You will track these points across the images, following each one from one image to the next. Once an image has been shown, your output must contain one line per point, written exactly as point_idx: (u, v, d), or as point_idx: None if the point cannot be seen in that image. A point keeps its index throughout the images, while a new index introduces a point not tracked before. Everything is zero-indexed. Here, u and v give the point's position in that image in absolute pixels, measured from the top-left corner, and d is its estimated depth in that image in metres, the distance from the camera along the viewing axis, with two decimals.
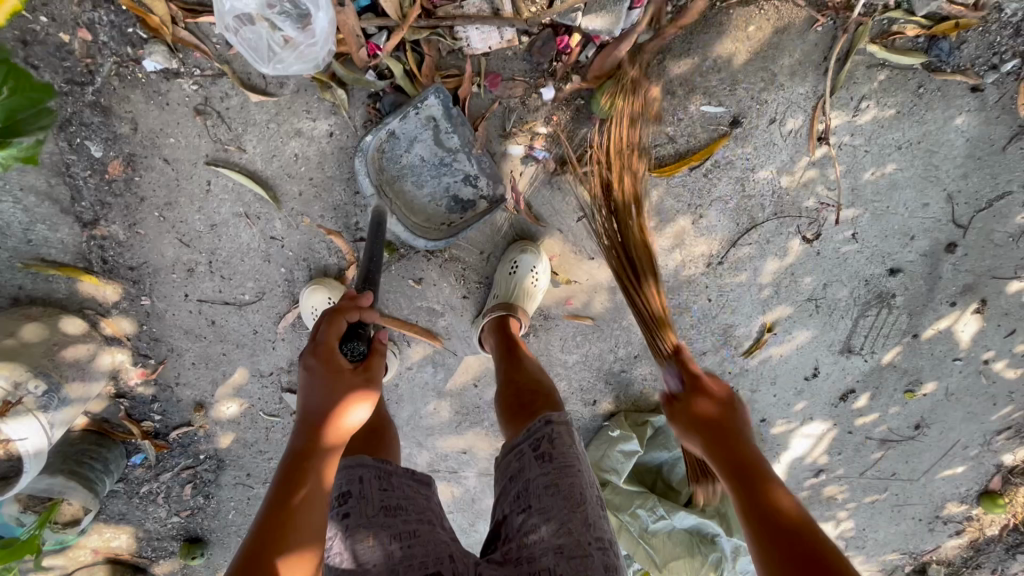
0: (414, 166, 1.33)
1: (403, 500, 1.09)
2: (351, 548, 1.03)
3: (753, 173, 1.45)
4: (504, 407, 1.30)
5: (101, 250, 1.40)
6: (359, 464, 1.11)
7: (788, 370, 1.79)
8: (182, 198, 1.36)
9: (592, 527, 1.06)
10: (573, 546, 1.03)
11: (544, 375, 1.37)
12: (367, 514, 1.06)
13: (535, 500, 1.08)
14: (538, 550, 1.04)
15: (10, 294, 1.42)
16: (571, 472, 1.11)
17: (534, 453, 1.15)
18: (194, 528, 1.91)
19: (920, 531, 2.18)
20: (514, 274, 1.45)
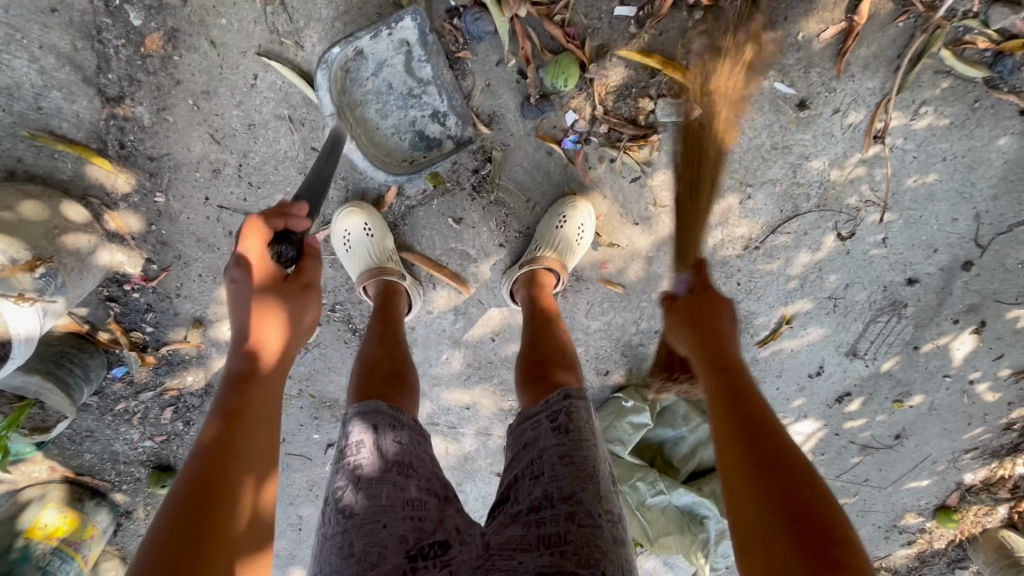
0: (378, 93, 1.26)
1: (414, 459, 1.03)
2: (361, 503, 0.95)
3: (806, 162, 1.46)
4: (523, 373, 1.21)
5: (120, 132, 1.27)
6: (379, 412, 1.08)
7: (794, 364, 1.83)
8: (222, 88, 1.25)
9: (603, 497, 0.97)
10: (584, 514, 0.94)
11: (569, 343, 1.29)
12: (380, 470, 0.99)
13: (549, 471, 0.99)
14: (548, 514, 0.95)
15: (6, 165, 1.27)
16: (586, 444, 1.02)
17: (550, 425, 1.05)
18: (166, 456, 1.78)
19: (876, 537, 2.29)
20: (561, 228, 1.41)
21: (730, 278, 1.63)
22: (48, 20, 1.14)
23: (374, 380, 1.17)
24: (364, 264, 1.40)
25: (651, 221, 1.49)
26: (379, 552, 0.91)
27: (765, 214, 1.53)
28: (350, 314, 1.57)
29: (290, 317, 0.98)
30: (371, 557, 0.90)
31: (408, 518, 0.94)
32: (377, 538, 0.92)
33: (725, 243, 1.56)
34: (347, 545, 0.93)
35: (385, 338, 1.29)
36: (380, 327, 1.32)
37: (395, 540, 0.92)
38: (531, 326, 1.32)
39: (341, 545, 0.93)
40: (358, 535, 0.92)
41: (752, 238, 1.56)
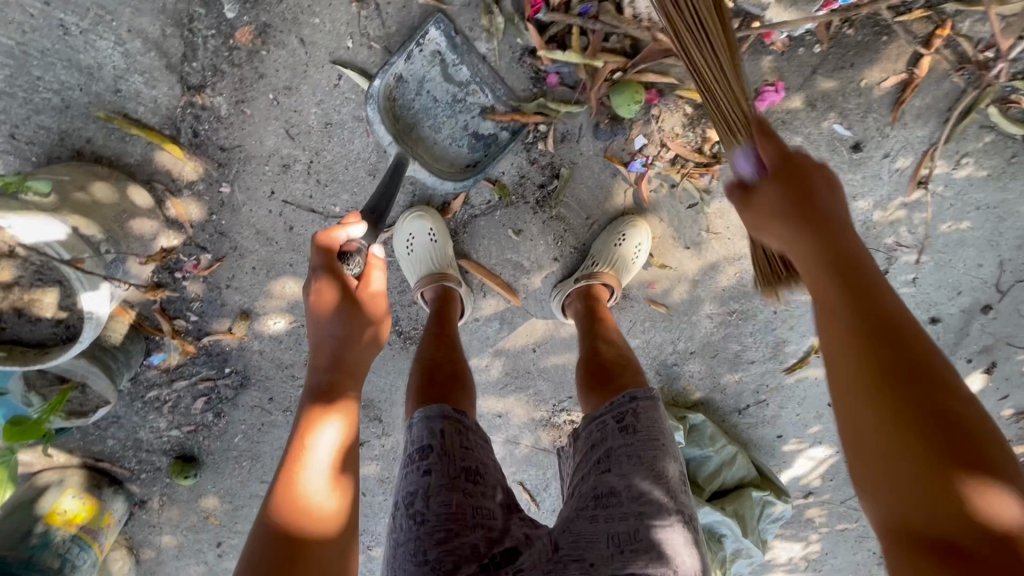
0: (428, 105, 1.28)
1: (482, 464, 0.98)
2: (433, 509, 0.91)
3: (852, 201, 1.53)
4: (585, 377, 1.19)
5: (196, 120, 1.26)
6: (445, 416, 1.02)
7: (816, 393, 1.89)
8: (305, 85, 1.26)
9: (674, 498, 0.93)
10: (655, 511, 0.90)
11: (631, 355, 1.23)
12: (448, 475, 0.94)
13: (618, 469, 0.95)
14: (616, 513, 0.90)
15: (75, 145, 1.25)
16: (656, 443, 0.98)
17: (617, 426, 1.01)
18: (190, 446, 1.75)
19: (871, 562, 2.37)
20: (620, 246, 1.45)
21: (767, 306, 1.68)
22: (141, 4, 1.14)
23: (433, 386, 1.13)
24: (422, 269, 1.42)
25: (702, 246, 1.55)
26: (453, 563, 0.87)
27: None
28: (398, 316, 1.58)
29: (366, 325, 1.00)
30: (447, 567, 0.87)
31: (478, 527, 0.91)
32: (451, 548, 0.88)
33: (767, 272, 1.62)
34: (419, 553, 0.89)
35: (439, 342, 1.27)
36: (435, 332, 1.30)
37: (468, 549, 0.88)
38: (589, 337, 1.32)
39: (414, 553, 0.89)
40: (432, 543, 0.89)
41: None
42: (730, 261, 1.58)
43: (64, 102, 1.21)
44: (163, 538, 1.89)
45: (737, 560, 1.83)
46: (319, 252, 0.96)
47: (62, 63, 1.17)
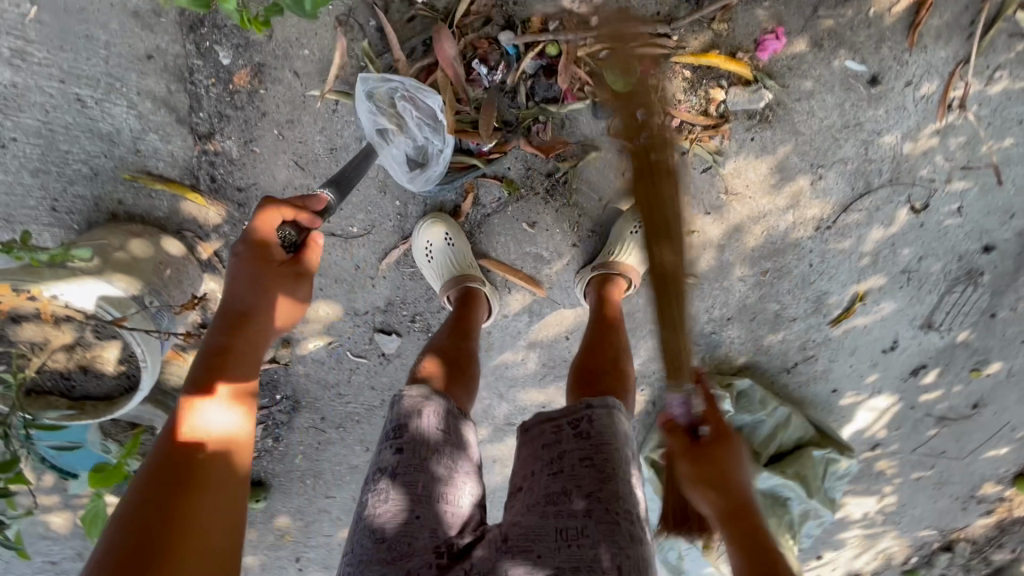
0: (413, 101, 1.28)
1: (449, 451, 1.03)
2: (395, 491, 0.96)
3: (878, 137, 1.45)
4: (574, 379, 1.18)
5: (211, 166, 1.33)
6: (415, 404, 1.05)
7: (868, 341, 1.81)
8: (306, 115, 1.30)
9: (622, 497, 0.92)
10: (603, 512, 0.89)
11: (626, 358, 1.24)
12: (415, 458, 0.99)
13: (570, 470, 0.93)
14: (566, 508, 0.90)
15: (110, 208, 1.34)
16: (607, 447, 0.95)
17: (573, 430, 0.97)
18: (257, 471, 1.86)
19: (953, 508, 2.29)
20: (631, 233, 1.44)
21: (802, 260, 1.62)
22: (144, 66, 1.20)
23: (432, 370, 1.19)
24: (445, 275, 1.45)
25: (723, 210, 1.51)
26: (409, 544, 0.91)
27: (837, 194, 1.52)
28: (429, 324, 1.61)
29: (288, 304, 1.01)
30: (401, 549, 0.90)
31: (436, 510, 0.95)
32: (409, 530, 0.92)
33: (797, 225, 1.56)
34: (376, 534, 0.92)
35: (455, 332, 1.33)
36: (453, 326, 1.35)
37: (426, 534, 0.92)
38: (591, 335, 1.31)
39: (371, 533, 0.93)
40: (388, 525, 0.92)
41: (823, 219, 1.56)
42: (754, 221, 1.53)
43: (93, 170, 1.29)
44: (247, 558, 2.02)
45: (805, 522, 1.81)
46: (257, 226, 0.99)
47: (85, 134, 1.25)
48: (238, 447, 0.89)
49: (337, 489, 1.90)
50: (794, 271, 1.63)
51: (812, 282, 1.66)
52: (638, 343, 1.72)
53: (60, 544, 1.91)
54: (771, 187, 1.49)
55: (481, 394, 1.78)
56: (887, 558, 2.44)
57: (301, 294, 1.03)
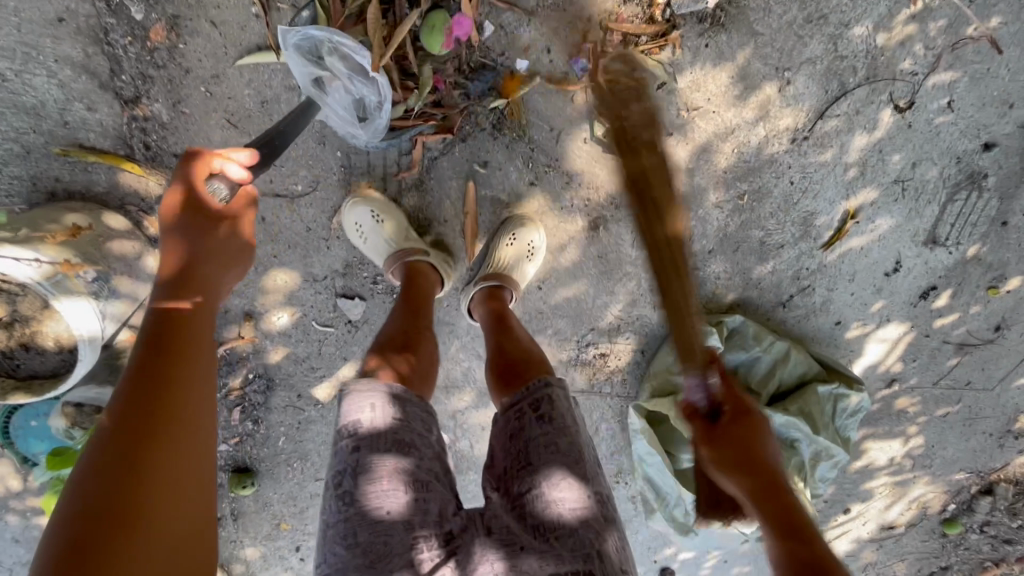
0: (341, 54, 1.18)
1: (414, 439, 0.97)
2: (361, 489, 0.91)
3: (847, 30, 1.34)
4: (494, 377, 1.19)
5: (144, 133, 1.29)
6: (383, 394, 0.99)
7: (867, 264, 1.68)
8: (230, 68, 1.25)
9: (591, 480, 0.95)
10: (573, 499, 0.92)
11: (534, 346, 1.28)
12: (381, 455, 0.93)
13: (536, 462, 0.94)
14: (535, 501, 0.92)
15: (46, 187, 1.30)
16: (570, 430, 0.97)
17: (534, 414, 0.99)
18: (242, 457, 1.82)
19: (989, 446, 2.12)
20: (513, 245, 1.44)
21: (782, 178, 1.51)
22: (59, 31, 1.18)
23: (382, 352, 1.12)
24: (385, 251, 1.41)
25: (686, 129, 1.41)
26: (385, 542, 0.88)
27: (810, 99, 1.40)
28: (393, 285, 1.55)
29: (237, 258, 0.87)
30: (381, 546, 0.88)
31: (412, 504, 0.91)
32: (382, 529, 0.89)
33: (770, 138, 1.45)
34: (350, 534, 0.89)
35: (406, 312, 1.27)
36: (403, 303, 1.30)
37: (404, 530, 0.89)
38: (496, 333, 1.32)
39: (344, 534, 0.90)
40: (365, 524, 0.89)
41: (799, 128, 1.44)
42: (723, 138, 1.43)
43: (25, 148, 1.27)
44: (246, 551, 1.98)
45: (819, 464, 1.67)
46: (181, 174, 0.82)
47: (11, 110, 1.23)
48: (196, 449, 0.71)
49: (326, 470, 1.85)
50: (774, 191, 1.52)
51: (796, 202, 1.55)
52: (617, 287, 1.62)
53: None
54: (735, 99, 1.38)
55: (458, 358, 1.70)
56: (923, 507, 2.27)
57: (235, 239, 0.86)
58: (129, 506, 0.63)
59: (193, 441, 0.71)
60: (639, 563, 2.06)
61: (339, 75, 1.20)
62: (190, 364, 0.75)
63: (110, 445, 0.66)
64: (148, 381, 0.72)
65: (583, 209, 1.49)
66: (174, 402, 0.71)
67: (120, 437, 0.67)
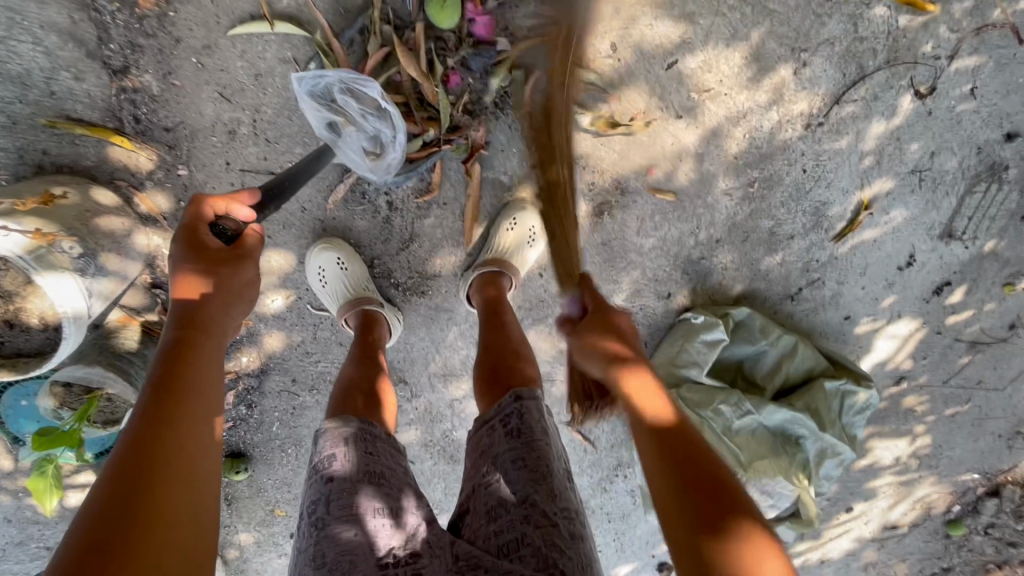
0: (352, 92, 1.19)
1: (387, 469, 0.97)
2: (332, 513, 0.89)
3: (868, 9, 1.28)
4: (479, 382, 1.14)
5: (133, 105, 1.25)
6: (351, 426, 1.01)
7: (880, 257, 1.63)
8: (222, 39, 1.21)
9: (559, 496, 0.91)
10: (537, 516, 0.88)
11: (525, 344, 1.23)
12: (352, 480, 0.93)
13: (503, 479, 0.92)
14: (504, 523, 0.89)
15: (34, 160, 1.26)
16: (539, 444, 0.95)
17: (504, 430, 0.98)
18: (236, 442, 1.79)
19: (998, 447, 2.07)
20: (514, 230, 1.41)
21: (795, 165, 1.45)
22: None
23: (347, 399, 1.14)
24: (342, 298, 1.44)
25: (696, 111, 1.36)
26: (351, 562, 0.85)
27: (826, 82, 1.34)
28: (390, 269, 1.52)
29: (243, 290, 0.90)
30: (344, 568, 0.85)
31: (378, 526, 0.89)
32: (348, 549, 0.86)
33: (784, 123, 1.39)
34: (319, 556, 0.87)
35: (363, 361, 1.31)
36: (359, 353, 1.33)
37: (366, 551, 0.86)
38: (488, 327, 1.28)
39: (313, 557, 0.87)
40: (329, 545, 0.87)
41: (814, 113, 1.38)
42: (734, 122, 1.38)
43: (11, 119, 1.23)
44: (240, 536, 1.96)
45: (824, 462, 1.63)
46: (186, 219, 0.88)
47: None
48: (203, 475, 0.72)
49: None
50: (786, 179, 1.47)
51: (808, 191, 1.49)
52: (621, 276, 1.57)
53: (51, 527, 1.89)
54: (748, 81, 1.33)
55: (456, 345, 1.66)
56: (927, 508, 2.23)
57: (249, 278, 0.90)
58: (140, 534, 0.63)
59: (199, 469, 0.72)
60: (636, 557, 2.03)
61: (353, 116, 1.21)
62: (196, 401, 0.76)
63: (119, 479, 0.66)
64: (153, 413, 0.72)
65: (587, 194, 1.44)
66: (178, 431, 0.72)
67: (131, 470, 0.67)
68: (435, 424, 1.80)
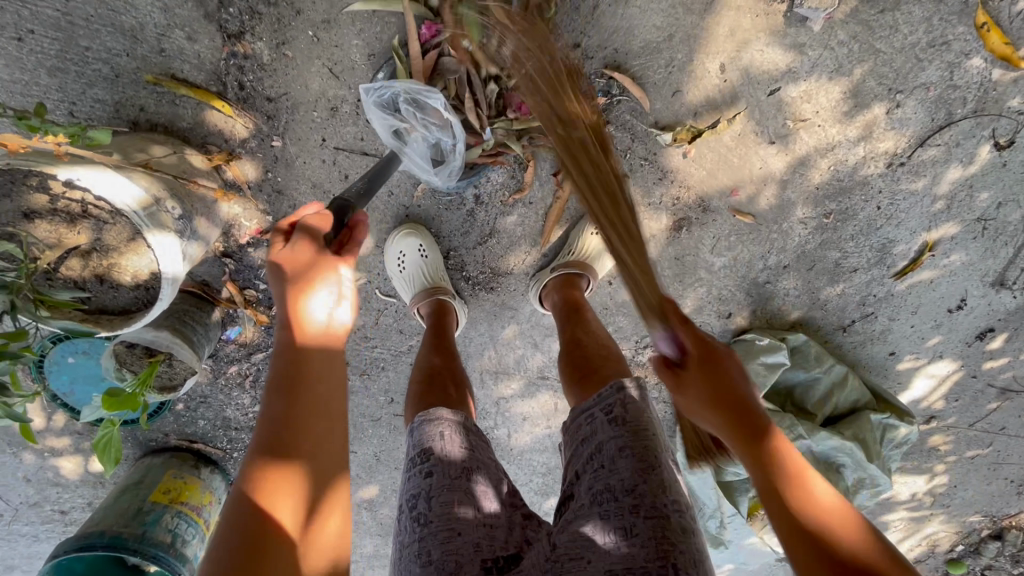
0: (416, 100, 1.20)
1: (482, 464, 0.96)
2: (435, 510, 0.88)
3: (967, 59, 1.32)
4: (568, 371, 1.14)
5: (240, 72, 1.24)
6: (442, 419, 1.01)
7: (933, 298, 1.67)
8: (342, 15, 1.21)
9: (669, 488, 0.84)
10: (650, 505, 0.82)
11: (611, 342, 1.22)
12: (449, 476, 0.91)
13: (610, 466, 0.86)
14: (610, 511, 0.83)
15: (130, 115, 1.24)
16: (649, 434, 0.89)
17: (607, 417, 0.92)
18: None
19: (1009, 493, 2.14)
20: (599, 233, 1.44)
21: (870, 201, 1.49)
22: None
23: (434, 387, 1.14)
24: (417, 286, 1.44)
25: (788, 139, 1.39)
26: (456, 561, 0.84)
27: (914, 124, 1.39)
28: (464, 261, 1.52)
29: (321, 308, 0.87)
30: (450, 568, 0.83)
31: (480, 525, 0.87)
32: (454, 547, 0.85)
33: (868, 160, 1.43)
34: (424, 554, 0.86)
35: (440, 351, 1.29)
36: (434, 344, 1.31)
37: (470, 550, 0.84)
38: (568, 327, 1.28)
39: (419, 554, 0.86)
40: (435, 543, 0.85)
41: (897, 153, 1.43)
42: (822, 153, 1.41)
43: (114, 72, 1.20)
44: None
45: (861, 492, 1.67)
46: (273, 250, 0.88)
47: (107, 29, 1.16)
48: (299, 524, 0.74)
49: (358, 444, 1.79)
50: (860, 213, 1.51)
51: (878, 227, 1.53)
52: (687, 292, 1.59)
53: (70, 492, 1.83)
54: (842, 115, 1.37)
55: (513, 344, 1.65)
56: (932, 545, 2.29)
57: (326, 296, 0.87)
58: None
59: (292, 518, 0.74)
60: None
61: (416, 126, 1.22)
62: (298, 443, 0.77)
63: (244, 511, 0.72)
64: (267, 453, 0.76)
65: (670, 208, 1.46)
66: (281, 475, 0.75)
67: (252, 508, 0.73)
68: (479, 421, 1.78)
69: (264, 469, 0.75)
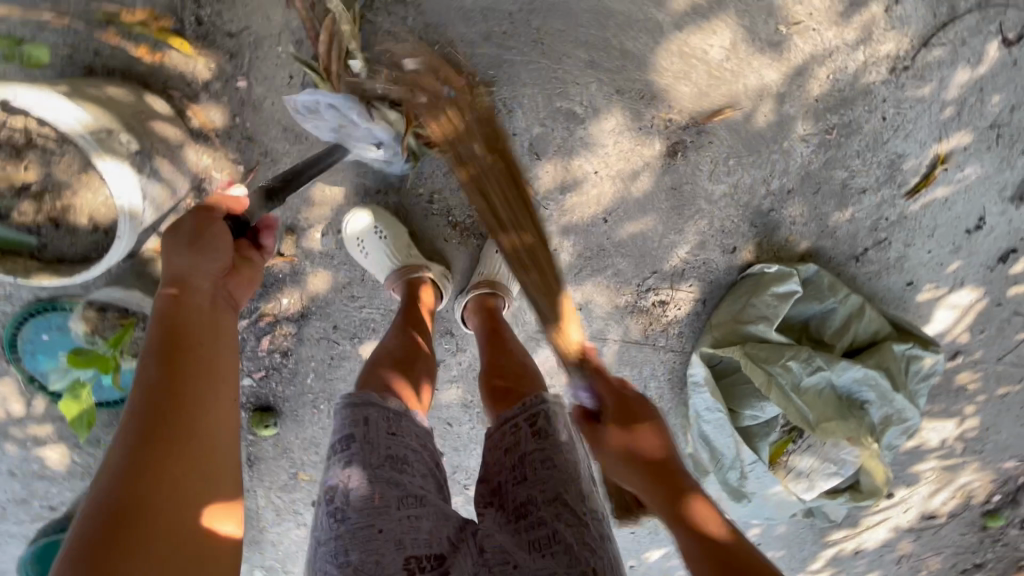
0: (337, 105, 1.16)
1: (409, 452, 0.97)
2: (355, 504, 0.90)
3: None
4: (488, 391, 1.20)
5: (197, 6, 1.19)
6: (370, 402, 1.00)
7: (949, 219, 1.58)
8: None
9: (586, 497, 0.94)
10: (569, 513, 0.91)
11: (527, 355, 1.30)
12: (371, 464, 0.93)
13: (533, 476, 0.94)
14: (533, 518, 0.91)
15: (84, 60, 1.19)
16: (563, 448, 0.97)
17: (530, 429, 0.99)
18: (265, 395, 1.66)
19: None
20: (502, 251, 1.44)
21: (875, 112, 1.41)
22: None
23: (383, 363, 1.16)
24: (387, 267, 1.41)
25: (783, 46, 1.32)
26: (375, 561, 0.87)
27: (915, 23, 1.32)
28: (450, 205, 1.46)
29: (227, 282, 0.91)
30: (369, 566, 0.87)
31: (403, 519, 0.89)
32: (374, 545, 0.88)
33: (869, 66, 1.35)
34: (341, 553, 0.89)
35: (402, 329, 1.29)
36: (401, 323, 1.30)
37: (392, 547, 0.87)
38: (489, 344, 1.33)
39: (335, 554, 0.89)
40: (356, 541, 0.88)
41: (900, 56, 1.35)
42: (820, 61, 1.34)
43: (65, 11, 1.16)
44: (258, 501, 1.82)
45: (888, 430, 1.56)
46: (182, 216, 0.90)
47: None
48: (206, 472, 0.76)
49: None
50: (865, 126, 1.42)
51: (885, 141, 1.45)
52: (687, 225, 1.51)
53: (58, 485, 1.74)
54: (838, 17, 1.30)
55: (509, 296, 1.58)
56: (966, 497, 2.16)
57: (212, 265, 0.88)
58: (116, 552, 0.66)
59: (177, 479, 0.73)
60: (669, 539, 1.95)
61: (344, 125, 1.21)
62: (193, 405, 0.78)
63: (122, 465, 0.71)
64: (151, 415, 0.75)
65: (662, 132, 1.39)
66: (172, 431, 0.75)
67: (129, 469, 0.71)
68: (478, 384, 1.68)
69: (138, 431, 0.74)
